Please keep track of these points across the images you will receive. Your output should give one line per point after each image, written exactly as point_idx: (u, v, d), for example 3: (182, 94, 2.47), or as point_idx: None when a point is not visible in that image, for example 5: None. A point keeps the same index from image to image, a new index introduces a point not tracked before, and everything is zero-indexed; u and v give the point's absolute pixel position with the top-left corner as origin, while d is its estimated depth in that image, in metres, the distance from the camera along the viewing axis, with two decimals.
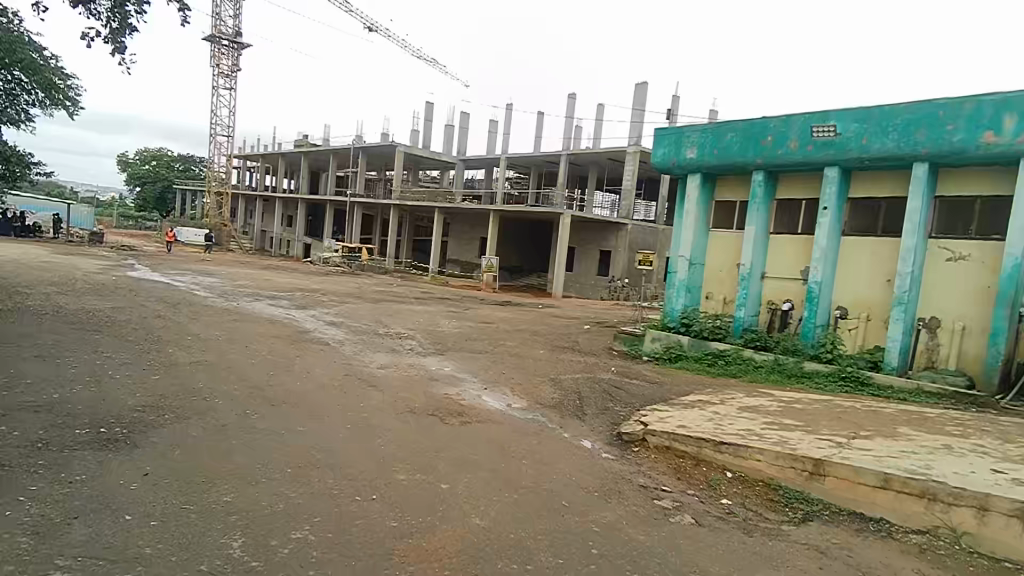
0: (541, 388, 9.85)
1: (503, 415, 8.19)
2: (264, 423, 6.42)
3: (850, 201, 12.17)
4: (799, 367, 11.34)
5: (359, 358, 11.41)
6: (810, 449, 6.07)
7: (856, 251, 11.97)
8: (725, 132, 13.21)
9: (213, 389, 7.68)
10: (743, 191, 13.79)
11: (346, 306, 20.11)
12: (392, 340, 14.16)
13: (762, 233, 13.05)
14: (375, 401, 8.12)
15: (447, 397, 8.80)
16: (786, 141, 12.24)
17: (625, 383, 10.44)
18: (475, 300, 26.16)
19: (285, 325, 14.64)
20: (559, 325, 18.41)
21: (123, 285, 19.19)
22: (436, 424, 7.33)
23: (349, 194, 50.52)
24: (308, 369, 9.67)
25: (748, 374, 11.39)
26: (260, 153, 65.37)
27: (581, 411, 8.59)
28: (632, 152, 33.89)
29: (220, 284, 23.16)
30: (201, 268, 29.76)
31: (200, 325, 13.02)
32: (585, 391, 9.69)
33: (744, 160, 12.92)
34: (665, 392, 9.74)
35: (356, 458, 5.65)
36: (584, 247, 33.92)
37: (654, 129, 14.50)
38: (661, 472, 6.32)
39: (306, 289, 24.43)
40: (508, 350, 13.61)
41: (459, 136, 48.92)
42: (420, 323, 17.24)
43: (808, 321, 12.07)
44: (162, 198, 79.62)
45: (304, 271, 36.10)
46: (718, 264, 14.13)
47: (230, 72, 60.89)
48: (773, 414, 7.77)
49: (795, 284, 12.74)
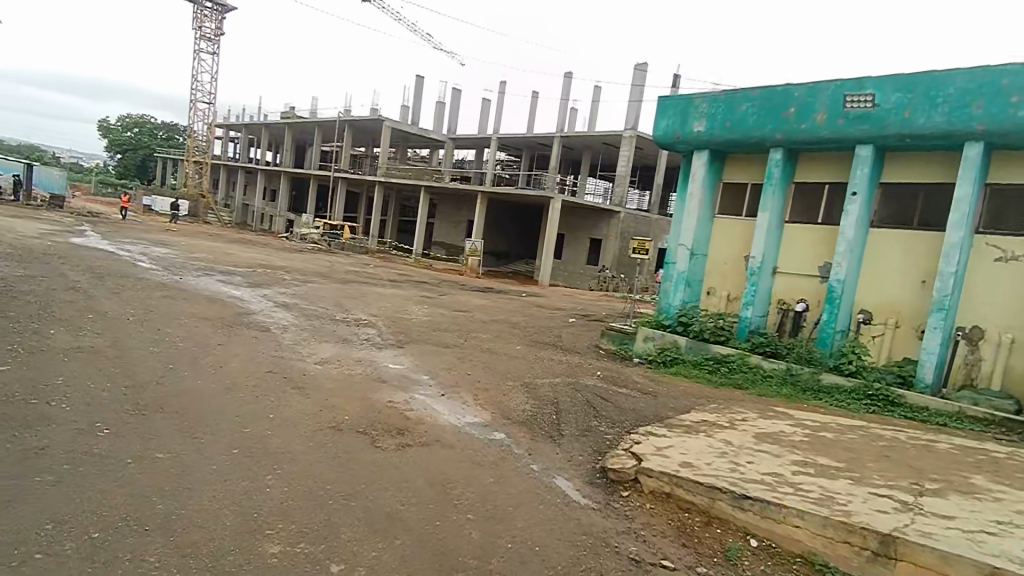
0: (512, 397, 8.07)
1: (457, 435, 6.39)
2: (104, 447, 4.58)
3: (882, 188, 10.45)
4: (815, 380, 9.71)
5: (297, 349, 9.53)
6: (868, 515, 4.35)
7: (886, 247, 10.26)
8: (740, 102, 11.34)
9: (69, 389, 5.82)
10: (756, 172, 12.02)
11: (308, 286, 18.18)
12: (347, 328, 12.27)
13: (777, 222, 11.32)
14: (292, 412, 6.30)
15: (389, 407, 6.98)
16: (812, 113, 10.41)
17: (612, 392, 8.69)
18: (454, 285, 24.27)
19: (227, 305, 12.72)
20: (541, 316, 16.64)
21: (55, 252, 17.01)
22: (362, 449, 5.51)
23: (333, 169, 48.21)
24: (223, 363, 7.82)
25: (756, 386, 9.74)
26: (243, 123, 62.64)
27: (556, 431, 6.81)
28: (630, 134, 31.72)
29: (174, 256, 21.06)
30: (163, 238, 27.51)
31: (117, 302, 11.04)
32: (564, 403, 7.94)
33: (760, 135, 11.09)
34: (660, 406, 8.01)
35: (216, 511, 3.86)
36: (574, 234, 32.12)
37: (657, 97, 12.63)
38: (659, 533, 4.57)
39: (270, 265, 22.44)
40: (478, 345, 11.79)
41: (449, 113, 46.61)
42: (387, 309, 15.36)
43: (827, 326, 10.36)
44: (142, 165, 76.43)
45: (277, 247, 33.95)
46: (722, 256, 12.37)
47: (213, 36, 58.04)
48: (801, 448, 6.06)
49: (812, 282, 11.01)
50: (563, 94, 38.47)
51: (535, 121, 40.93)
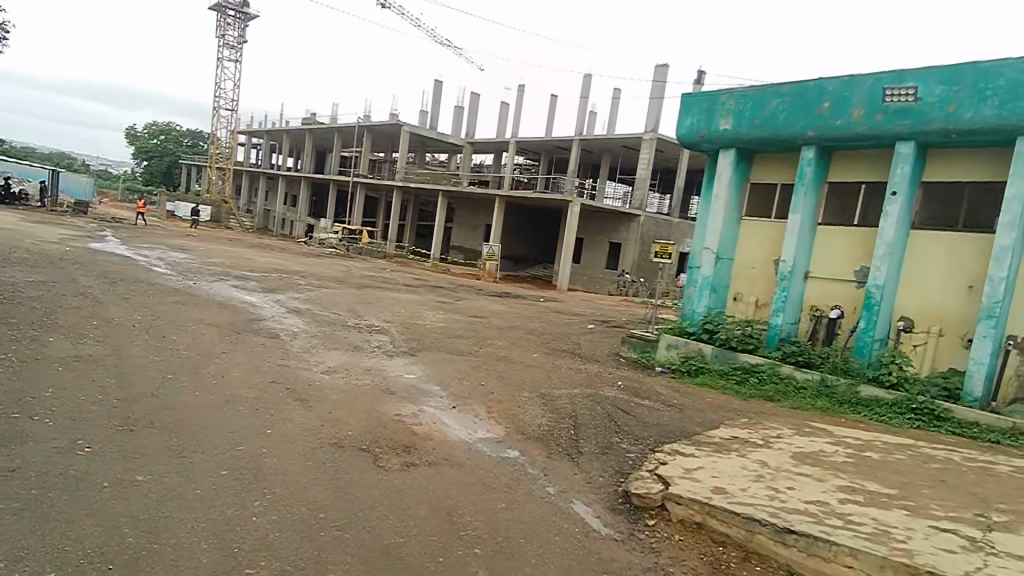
0: (527, 410, 7.60)
1: (468, 452, 5.94)
2: (80, 469, 4.27)
3: (923, 187, 9.80)
4: (852, 392, 9.08)
5: (305, 357, 9.17)
6: (932, 556, 3.80)
7: (929, 250, 9.59)
8: (769, 98, 10.76)
9: (57, 403, 5.53)
10: (786, 172, 11.42)
11: (322, 291, 17.90)
12: (359, 334, 11.92)
13: (810, 224, 10.70)
14: (292, 426, 5.91)
15: (396, 421, 6.55)
16: (847, 108, 9.80)
17: (633, 405, 8.16)
18: (471, 290, 23.87)
19: (238, 311, 12.45)
20: (559, 323, 16.14)
21: (71, 257, 16.98)
22: (363, 469, 5.09)
23: (352, 174, 48.28)
24: (224, 372, 7.49)
25: (789, 398, 9.14)
26: (264, 130, 63.23)
27: (574, 448, 6.31)
28: (647, 138, 31.02)
29: (191, 261, 20.98)
30: (182, 243, 27.57)
31: (125, 308, 10.83)
32: (583, 416, 7.44)
33: (791, 132, 10.50)
34: (686, 421, 7.47)
35: (193, 545, 3.48)
36: (593, 238, 31.57)
37: (681, 95, 12.09)
38: (690, 569, 4.06)
39: (286, 270, 22.28)
40: (493, 353, 11.34)
41: (468, 117, 46.35)
42: (401, 315, 14.98)
43: (865, 334, 9.71)
44: (167, 172, 77.62)
45: (295, 252, 33.95)
46: (750, 259, 11.75)
47: (236, 44, 58.71)
48: (846, 472, 5.50)
49: (848, 287, 10.36)
50: (582, 96, 37.99)
51: (553, 124, 40.48)
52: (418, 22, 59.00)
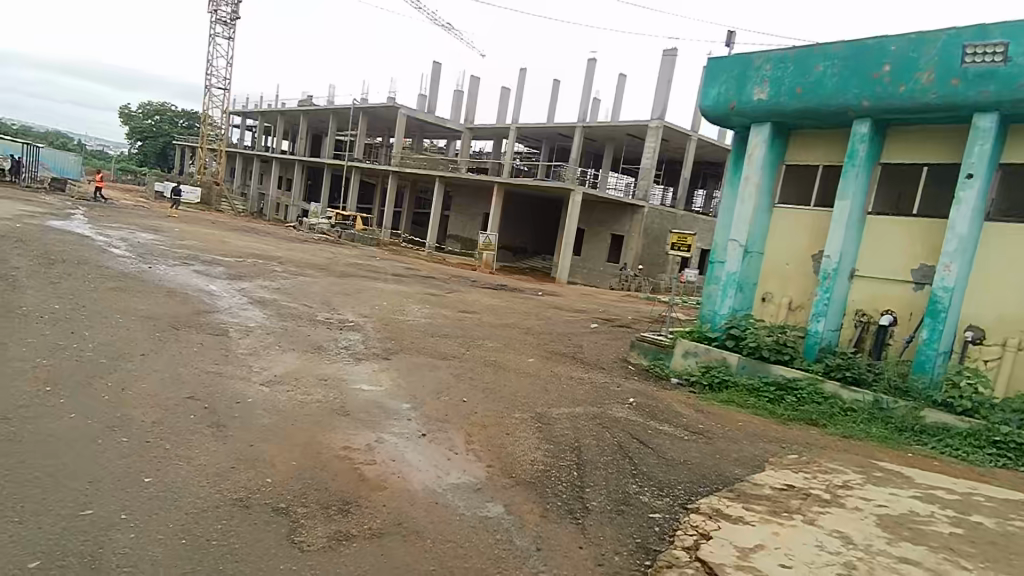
0: (517, 440, 5.93)
1: (434, 509, 4.32)
2: None
3: (1002, 169, 8.13)
4: (913, 418, 7.49)
5: (248, 360, 7.49)
6: None
7: (1009, 246, 7.90)
8: (815, 61, 9.04)
9: None
10: (829, 152, 9.74)
11: (298, 279, 16.19)
12: (326, 332, 10.22)
13: (859, 213, 9.05)
14: (186, 471, 4.27)
15: (341, 458, 4.88)
16: (913, 73, 8.09)
17: (651, 432, 6.53)
18: (464, 281, 22.15)
19: (186, 301, 10.74)
20: (559, 320, 14.45)
21: (16, 235, 15.20)
22: (267, 548, 3.46)
23: (346, 158, 46.37)
24: (128, 383, 5.82)
25: (837, 424, 7.55)
26: (258, 111, 61.12)
27: (579, 503, 4.68)
28: (655, 125, 29.14)
29: (159, 243, 19.21)
30: (156, 224, 25.67)
31: (43, 295, 9.10)
32: (590, 449, 5.83)
33: (841, 102, 8.78)
34: (722, 458, 5.84)
35: None
36: (595, 229, 29.85)
37: (707, 60, 10.39)
38: None
39: (263, 255, 20.55)
40: (483, 357, 9.68)
41: (467, 101, 44.34)
42: (381, 308, 13.29)
43: (928, 346, 8.05)
44: (161, 154, 75.54)
45: (281, 236, 32.14)
46: (783, 254, 10.07)
47: (229, 19, 56.44)
48: (966, 558, 3.87)
49: (905, 289, 8.69)
50: (587, 80, 36.11)
51: (556, 110, 38.60)
52: (418, 4, 57.06)
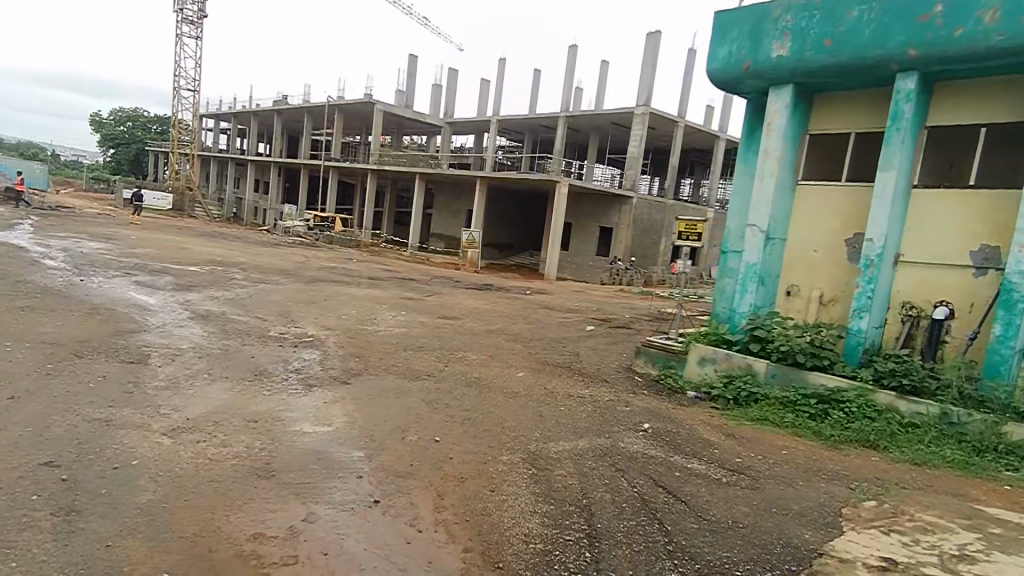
0: (505, 501, 4.36)
1: None
2: None
3: None
4: (995, 436, 6.02)
5: (159, 398, 5.84)
6: None
7: None
8: (847, 7, 7.54)
9: None
10: (860, 115, 8.30)
11: (257, 287, 14.46)
12: (276, 351, 8.58)
13: (903, 186, 7.60)
14: None
15: (244, 558, 3.31)
16: (973, 11, 6.61)
17: (679, 476, 5.00)
18: (446, 282, 20.53)
19: (109, 320, 9.01)
20: (552, 324, 12.87)
21: None
22: None
23: (323, 157, 44.48)
24: None
25: (901, 448, 6.09)
26: (231, 113, 58.85)
27: None
28: (642, 112, 27.68)
29: (107, 252, 17.32)
30: (112, 232, 23.76)
31: None
32: (602, 511, 4.28)
33: (881, 53, 7.32)
34: (780, 516, 4.31)
35: None
36: (583, 221, 28.34)
37: (715, 15, 8.91)
38: None
39: (225, 262, 18.73)
40: (463, 375, 8.07)
41: (446, 95, 42.65)
42: (349, 319, 11.63)
43: (1000, 345, 6.62)
44: (134, 160, 72.99)
45: (252, 241, 30.14)
46: (811, 239, 8.60)
47: (196, 19, 53.93)
48: None
49: (963, 276, 7.26)
50: (569, 68, 34.60)
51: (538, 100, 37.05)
52: None
